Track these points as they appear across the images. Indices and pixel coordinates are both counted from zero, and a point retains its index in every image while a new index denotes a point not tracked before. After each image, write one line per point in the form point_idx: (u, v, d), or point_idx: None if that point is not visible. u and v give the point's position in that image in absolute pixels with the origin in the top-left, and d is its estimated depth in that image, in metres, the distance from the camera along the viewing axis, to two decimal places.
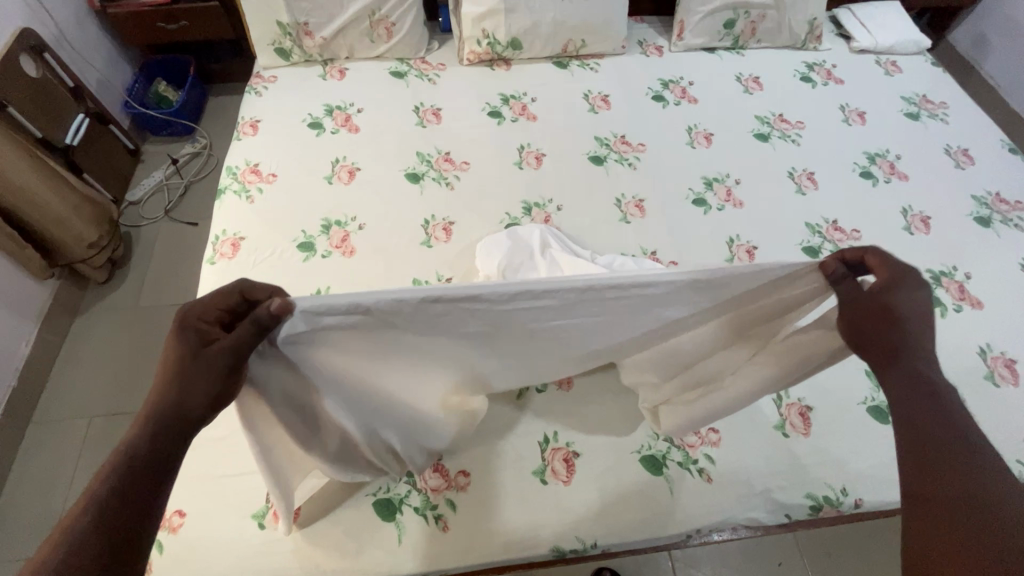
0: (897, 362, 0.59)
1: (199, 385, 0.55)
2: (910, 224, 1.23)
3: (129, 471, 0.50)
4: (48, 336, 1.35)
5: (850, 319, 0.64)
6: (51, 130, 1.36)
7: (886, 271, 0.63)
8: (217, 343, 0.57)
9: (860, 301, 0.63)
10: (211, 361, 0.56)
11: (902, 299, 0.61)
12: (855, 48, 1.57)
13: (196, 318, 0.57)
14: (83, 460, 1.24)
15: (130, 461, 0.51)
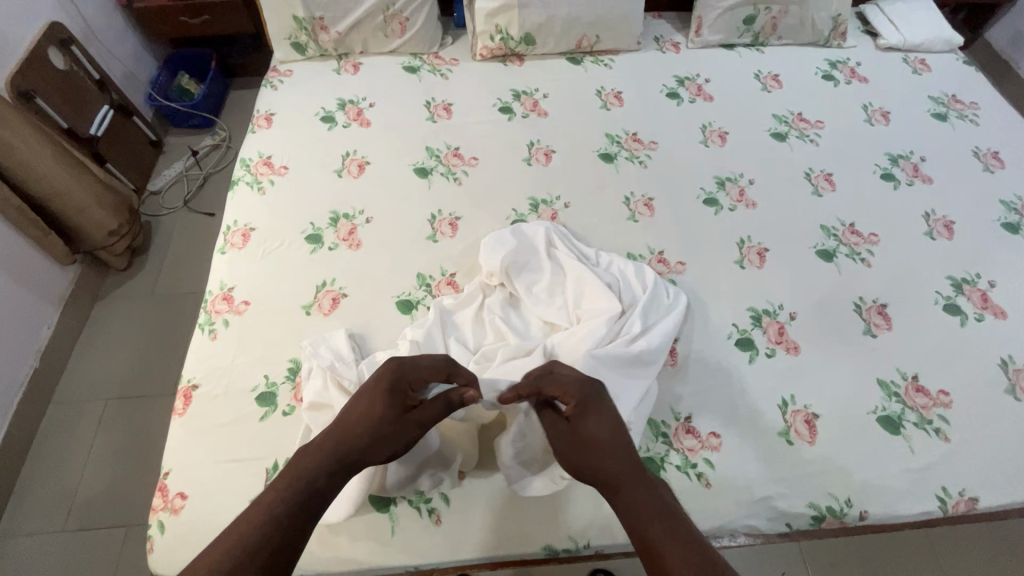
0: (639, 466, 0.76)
1: (379, 440, 0.76)
2: (931, 229, 1.18)
3: (309, 485, 0.69)
4: (70, 320, 1.40)
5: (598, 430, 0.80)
6: (77, 121, 1.41)
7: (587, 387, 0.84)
8: (416, 414, 0.79)
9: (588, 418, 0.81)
10: (406, 425, 0.78)
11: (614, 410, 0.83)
12: (881, 45, 1.51)
13: (420, 371, 0.81)
14: (98, 441, 1.28)
15: (314, 479, 0.70)
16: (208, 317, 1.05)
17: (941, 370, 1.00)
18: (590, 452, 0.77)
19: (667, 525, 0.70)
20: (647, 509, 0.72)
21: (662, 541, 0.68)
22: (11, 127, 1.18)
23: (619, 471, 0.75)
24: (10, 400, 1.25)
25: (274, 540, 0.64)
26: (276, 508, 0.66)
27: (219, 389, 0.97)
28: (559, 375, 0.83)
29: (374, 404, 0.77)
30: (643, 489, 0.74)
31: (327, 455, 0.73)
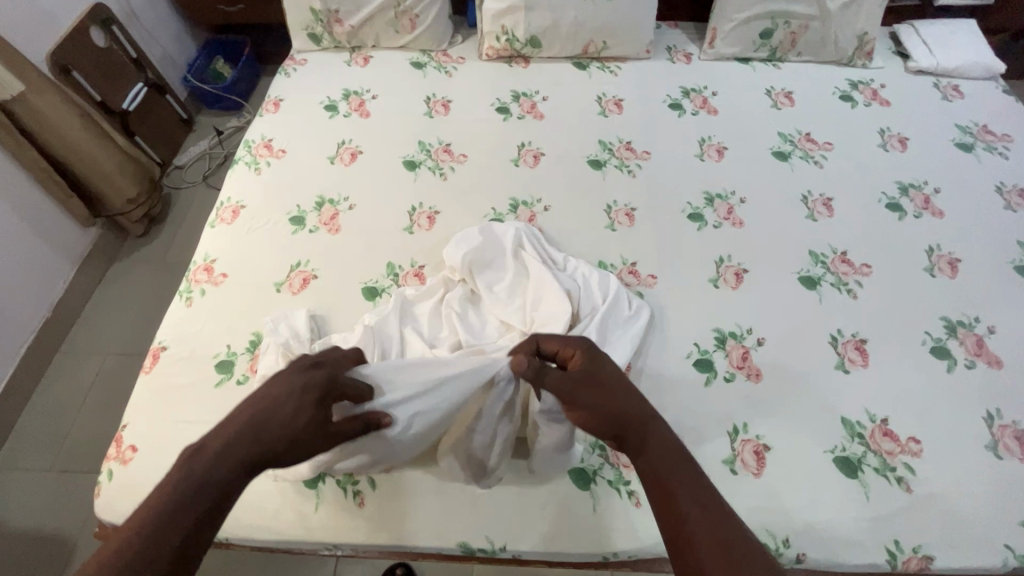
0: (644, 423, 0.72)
1: (295, 446, 0.69)
2: (933, 265, 1.10)
3: (219, 477, 0.63)
4: (85, 278, 1.56)
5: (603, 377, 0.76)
6: (110, 96, 1.54)
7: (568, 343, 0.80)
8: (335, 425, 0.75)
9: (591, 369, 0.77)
10: (323, 434, 0.72)
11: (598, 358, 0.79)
12: (911, 68, 1.42)
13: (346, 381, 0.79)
14: (93, 392, 1.44)
15: (227, 474, 0.64)
16: (188, 286, 1.11)
17: (914, 416, 0.93)
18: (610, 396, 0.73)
19: (682, 475, 0.68)
20: (662, 459, 0.70)
21: (680, 489, 0.67)
22: (44, 96, 1.29)
23: (642, 418, 0.72)
24: (22, 342, 1.41)
25: (166, 549, 0.58)
26: (188, 496, 0.61)
27: (185, 353, 1.02)
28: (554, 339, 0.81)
29: (293, 402, 0.70)
30: (659, 437, 0.71)
31: (239, 448, 0.66)
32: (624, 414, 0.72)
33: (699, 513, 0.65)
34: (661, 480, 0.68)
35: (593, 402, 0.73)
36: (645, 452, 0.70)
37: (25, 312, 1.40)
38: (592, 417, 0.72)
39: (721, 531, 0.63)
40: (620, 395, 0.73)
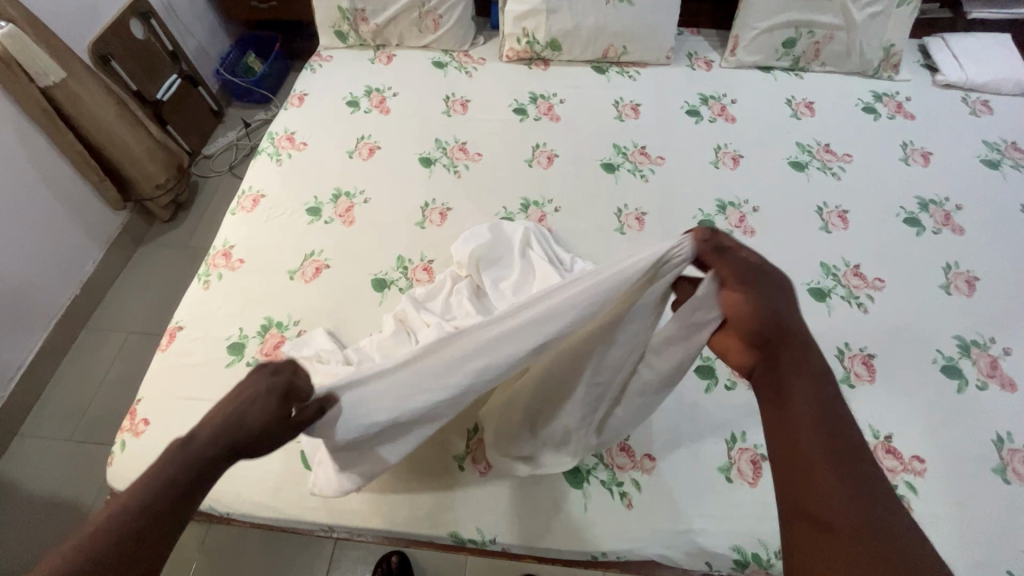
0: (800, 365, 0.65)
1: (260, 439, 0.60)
2: (949, 283, 1.08)
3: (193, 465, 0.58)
4: (113, 259, 1.63)
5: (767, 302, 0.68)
6: (146, 86, 1.62)
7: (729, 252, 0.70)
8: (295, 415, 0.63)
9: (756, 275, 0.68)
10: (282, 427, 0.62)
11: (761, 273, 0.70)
12: (939, 82, 1.39)
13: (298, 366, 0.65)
14: (115, 366, 1.51)
15: (200, 464, 0.58)
16: (206, 270, 1.16)
17: (919, 435, 0.91)
18: (764, 301, 0.66)
19: (816, 399, 0.62)
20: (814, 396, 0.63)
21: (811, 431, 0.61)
22: (82, 83, 1.36)
23: (795, 335, 0.65)
24: (52, 316, 1.49)
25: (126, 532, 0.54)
26: (165, 481, 0.57)
27: (199, 334, 1.06)
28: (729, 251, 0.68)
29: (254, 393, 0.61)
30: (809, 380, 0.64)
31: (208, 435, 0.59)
32: (778, 322, 0.65)
33: (825, 443, 0.60)
34: (797, 401, 0.62)
35: (764, 297, 0.66)
36: (783, 374, 0.64)
37: (55, 288, 1.48)
38: (743, 315, 0.66)
39: (849, 467, 0.59)
40: (773, 301, 0.66)
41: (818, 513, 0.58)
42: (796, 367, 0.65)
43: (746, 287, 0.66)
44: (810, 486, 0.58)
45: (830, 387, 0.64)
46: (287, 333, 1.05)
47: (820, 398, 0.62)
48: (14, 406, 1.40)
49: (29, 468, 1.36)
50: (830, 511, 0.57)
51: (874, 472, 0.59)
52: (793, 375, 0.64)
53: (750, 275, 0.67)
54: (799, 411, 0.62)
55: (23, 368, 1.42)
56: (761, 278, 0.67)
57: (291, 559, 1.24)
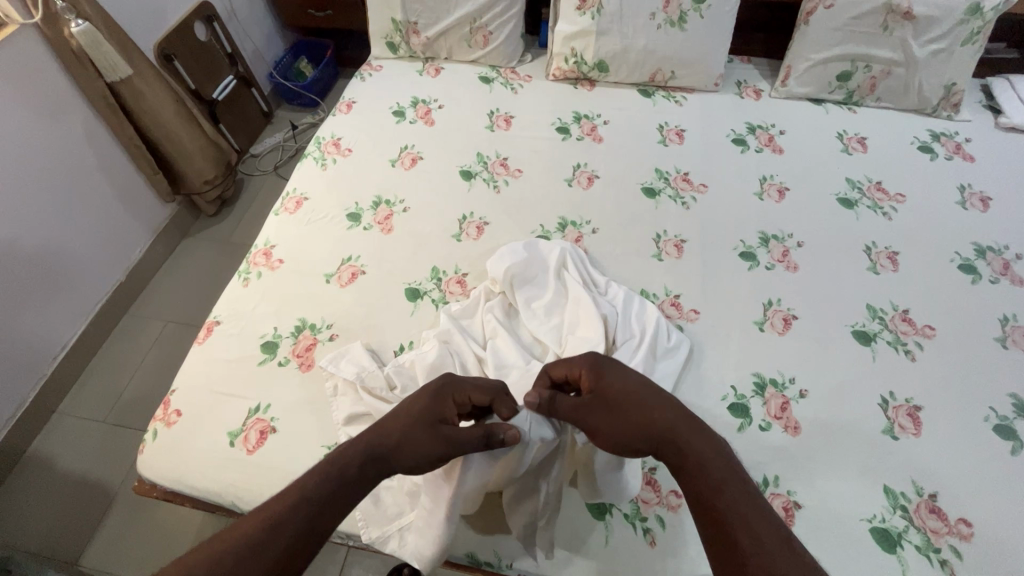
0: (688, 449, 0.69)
1: (413, 445, 0.73)
2: (1007, 336, 1.02)
3: (340, 457, 0.70)
4: (158, 248, 1.69)
5: (620, 416, 0.73)
6: (203, 85, 1.70)
7: (585, 371, 0.78)
8: (451, 429, 0.74)
9: (607, 395, 0.75)
10: (430, 433, 0.73)
11: (610, 378, 0.76)
12: (1002, 124, 1.34)
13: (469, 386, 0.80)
14: (151, 354, 1.56)
15: (346, 470, 0.69)
16: (247, 267, 1.19)
17: (967, 497, 0.86)
18: (625, 407, 0.73)
19: (709, 469, 0.67)
20: (709, 468, 0.67)
21: (732, 511, 0.63)
22: (146, 79, 1.42)
23: (676, 428, 0.70)
24: (97, 302, 1.54)
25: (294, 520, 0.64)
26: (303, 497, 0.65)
27: (237, 329, 1.09)
28: (608, 377, 0.77)
29: (409, 408, 0.76)
30: (700, 448, 0.68)
31: (369, 435, 0.73)
32: (652, 425, 0.71)
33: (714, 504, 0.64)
34: (687, 472, 0.68)
35: (629, 421, 0.72)
36: (672, 454, 0.69)
37: (102, 276, 1.54)
38: (621, 439, 0.72)
39: (753, 527, 0.61)
40: (642, 405, 0.73)
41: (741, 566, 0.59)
42: (691, 455, 0.68)
43: (605, 406, 0.74)
44: (732, 552, 0.60)
45: (717, 447, 0.69)
46: (320, 335, 1.06)
47: (708, 467, 0.67)
48: (54, 384, 1.45)
49: (62, 447, 1.41)
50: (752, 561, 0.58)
51: (768, 513, 0.63)
52: (684, 454, 0.68)
53: (609, 394, 0.75)
54: (693, 481, 0.67)
55: (65, 348, 1.47)
56: (613, 393, 0.75)
57: None
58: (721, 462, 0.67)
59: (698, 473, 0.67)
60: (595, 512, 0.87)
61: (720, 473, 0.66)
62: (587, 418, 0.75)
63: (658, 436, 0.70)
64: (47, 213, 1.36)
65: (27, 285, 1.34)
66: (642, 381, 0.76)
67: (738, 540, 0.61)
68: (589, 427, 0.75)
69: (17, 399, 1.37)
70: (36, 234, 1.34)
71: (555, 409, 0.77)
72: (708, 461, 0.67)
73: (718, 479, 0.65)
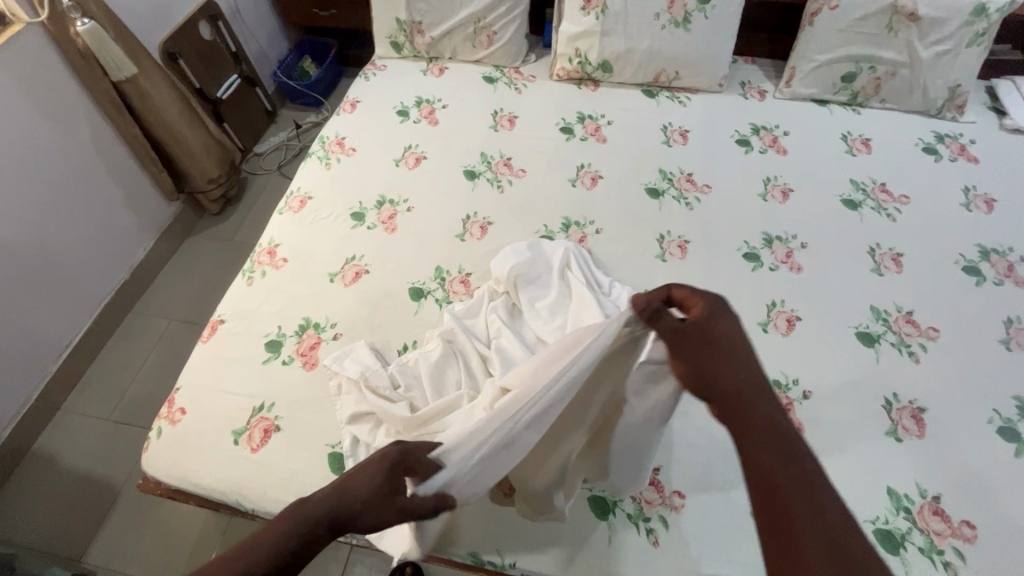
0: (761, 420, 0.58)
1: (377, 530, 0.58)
2: (1010, 338, 1.02)
3: (297, 531, 0.56)
4: (162, 246, 1.70)
5: (709, 362, 0.62)
6: (208, 84, 1.71)
7: (701, 306, 0.65)
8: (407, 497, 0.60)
9: (709, 336, 0.63)
10: (394, 509, 0.58)
11: (723, 325, 0.63)
12: (1007, 126, 1.34)
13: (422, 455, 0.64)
14: (155, 352, 1.56)
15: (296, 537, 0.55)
16: (251, 266, 1.19)
17: (970, 499, 0.86)
18: (719, 358, 0.62)
19: (780, 445, 0.57)
20: (779, 444, 0.57)
21: (795, 489, 0.54)
22: (151, 79, 1.43)
23: (754, 394, 0.60)
24: (101, 300, 1.55)
25: None
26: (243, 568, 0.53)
27: (241, 328, 1.09)
28: (719, 323, 0.64)
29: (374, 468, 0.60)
30: (775, 423, 0.58)
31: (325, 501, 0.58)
32: (736, 384, 0.60)
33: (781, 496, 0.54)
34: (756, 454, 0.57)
35: (717, 367, 0.62)
36: (744, 426, 0.59)
37: (106, 274, 1.54)
38: (697, 381, 0.63)
39: (819, 513, 0.53)
40: (735, 361, 0.61)
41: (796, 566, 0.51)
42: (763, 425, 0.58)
43: (698, 348, 0.63)
44: (786, 526, 0.53)
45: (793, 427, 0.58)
46: (324, 334, 1.07)
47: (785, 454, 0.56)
48: (58, 381, 1.45)
49: (65, 444, 1.41)
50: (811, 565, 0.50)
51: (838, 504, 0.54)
52: (759, 426, 0.58)
53: (709, 336, 0.63)
54: (758, 464, 0.56)
55: (70, 346, 1.48)
56: (719, 337, 0.63)
57: None
58: (800, 453, 0.56)
59: (766, 443, 0.57)
60: (598, 510, 0.87)
61: (792, 448, 0.57)
62: (677, 349, 0.65)
63: (734, 397, 0.60)
64: (52, 213, 1.36)
65: (32, 283, 1.34)
66: (744, 337, 0.63)
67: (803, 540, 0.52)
68: (676, 355, 0.65)
69: (21, 397, 1.37)
70: (42, 233, 1.35)
71: (656, 321, 0.67)
72: (779, 437, 0.57)
73: (787, 454, 0.56)
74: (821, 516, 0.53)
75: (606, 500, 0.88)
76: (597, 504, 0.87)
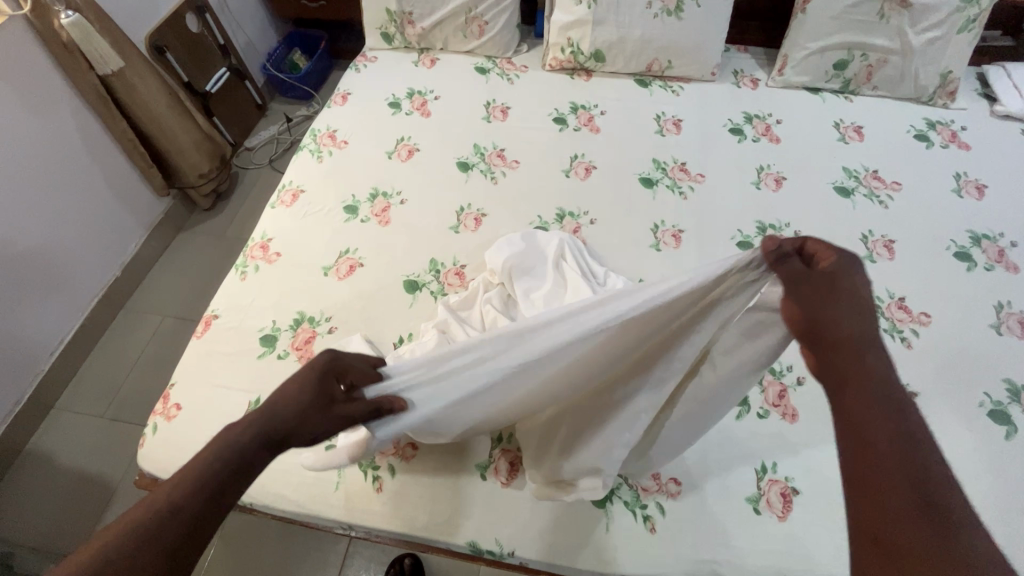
0: (859, 377, 0.53)
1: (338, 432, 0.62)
2: (1001, 323, 1.03)
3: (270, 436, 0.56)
4: (153, 243, 1.68)
5: (825, 312, 0.57)
6: (196, 78, 1.69)
7: (829, 256, 0.59)
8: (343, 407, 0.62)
9: (828, 288, 0.57)
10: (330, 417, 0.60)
11: (846, 279, 0.57)
12: (998, 113, 1.34)
13: (353, 362, 0.67)
14: (147, 350, 1.55)
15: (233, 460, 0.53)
16: (245, 261, 1.18)
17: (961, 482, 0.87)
18: (833, 311, 0.56)
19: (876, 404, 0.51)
20: (878, 403, 0.51)
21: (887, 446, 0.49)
22: (137, 73, 1.41)
23: (858, 348, 0.54)
24: (93, 299, 1.54)
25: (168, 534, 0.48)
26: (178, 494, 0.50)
27: (235, 323, 1.09)
28: (844, 279, 0.57)
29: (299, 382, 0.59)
30: (876, 383, 0.52)
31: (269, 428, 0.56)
32: (843, 338, 0.55)
33: (882, 470, 0.49)
34: (853, 420, 0.52)
35: (831, 318, 0.56)
36: (844, 391, 0.54)
37: (97, 271, 1.53)
38: (806, 328, 0.58)
39: (914, 474, 0.48)
40: (846, 314, 0.56)
41: (888, 541, 0.46)
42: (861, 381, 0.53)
43: (812, 298, 0.58)
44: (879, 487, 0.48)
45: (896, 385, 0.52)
46: (319, 328, 1.06)
47: (892, 427, 0.50)
48: (50, 380, 1.44)
49: (60, 443, 1.40)
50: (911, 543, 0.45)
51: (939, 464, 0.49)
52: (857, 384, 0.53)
53: (845, 285, 0.57)
54: (858, 434, 0.51)
55: (62, 345, 1.47)
56: (840, 289, 0.57)
57: (304, 553, 1.25)
58: (915, 429, 0.50)
59: (861, 398, 0.52)
60: (596, 500, 0.87)
61: (886, 407, 0.51)
62: (792, 290, 0.59)
63: (845, 351, 0.55)
64: (41, 210, 1.35)
65: (23, 282, 1.33)
66: (871, 294, 0.57)
67: (906, 516, 0.46)
68: (793, 300, 0.59)
69: (15, 395, 1.36)
70: (32, 230, 1.33)
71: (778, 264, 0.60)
72: (873, 395, 0.52)
73: (881, 411, 0.51)
74: (913, 476, 0.48)
75: (604, 490, 0.88)
76: (595, 494, 0.88)
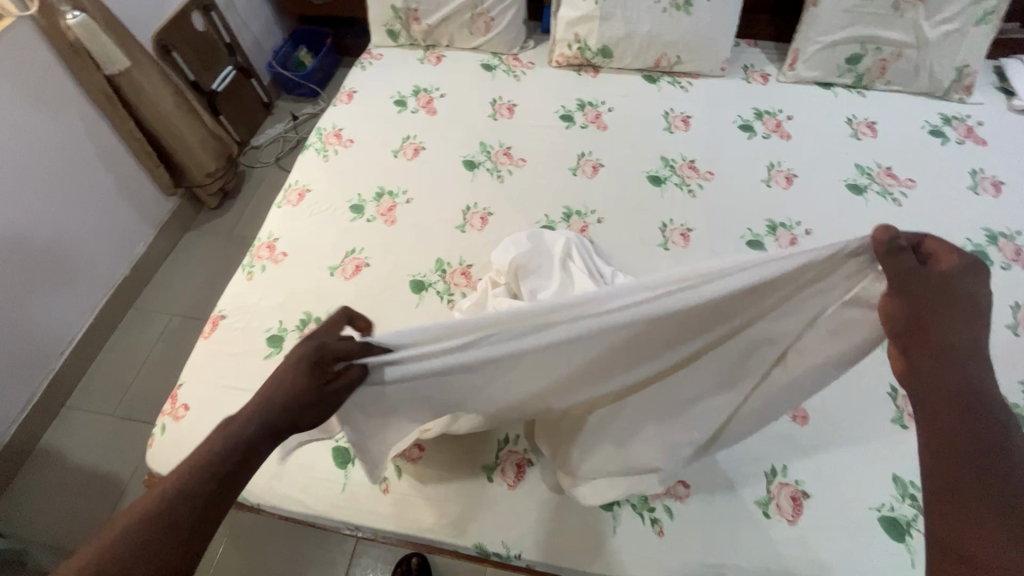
0: (954, 387, 0.55)
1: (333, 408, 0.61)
2: (1017, 323, 1.01)
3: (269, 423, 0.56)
4: (160, 242, 1.69)
5: (940, 315, 0.57)
6: (202, 76, 1.69)
7: (953, 259, 0.58)
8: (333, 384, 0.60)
9: (946, 292, 0.57)
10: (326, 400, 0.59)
11: (966, 288, 0.57)
12: (1015, 107, 1.31)
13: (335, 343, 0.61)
14: (156, 349, 1.56)
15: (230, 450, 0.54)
16: (251, 260, 1.18)
17: None
18: (947, 317, 0.57)
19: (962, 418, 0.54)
20: (966, 416, 0.54)
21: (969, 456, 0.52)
22: (144, 72, 1.41)
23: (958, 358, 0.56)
24: (102, 298, 1.55)
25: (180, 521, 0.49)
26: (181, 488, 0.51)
27: (242, 323, 1.09)
28: (965, 288, 0.57)
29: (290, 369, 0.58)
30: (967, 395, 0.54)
31: (260, 421, 0.55)
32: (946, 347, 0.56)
33: (966, 482, 0.52)
34: (938, 438, 0.54)
35: (944, 323, 0.57)
36: (938, 399, 0.55)
37: (106, 271, 1.54)
38: (913, 327, 0.58)
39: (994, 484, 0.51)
40: (959, 321, 0.56)
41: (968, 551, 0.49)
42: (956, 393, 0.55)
43: (927, 299, 0.57)
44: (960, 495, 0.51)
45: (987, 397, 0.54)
46: None
47: (978, 446, 0.52)
48: (60, 379, 1.45)
49: (71, 440, 1.42)
50: (991, 554, 0.48)
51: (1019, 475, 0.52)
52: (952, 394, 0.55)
53: (947, 293, 0.57)
54: (943, 443, 0.54)
55: (72, 344, 1.48)
56: (956, 295, 0.57)
57: (312, 553, 1.26)
58: (999, 443, 0.52)
59: (949, 410, 0.54)
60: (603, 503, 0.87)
61: (973, 419, 0.53)
62: (894, 285, 0.58)
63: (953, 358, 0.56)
64: (50, 211, 1.36)
65: (33, 282, 1.34)
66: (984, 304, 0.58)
67: (988, 529, 0.49)
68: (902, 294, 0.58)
69: (26, 394, 1.38)
70: (41, 230, 1.34)
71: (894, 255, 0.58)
72: (961, 407, 0.54)
73: (969, 424, 0.53)
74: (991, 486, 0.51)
75: None
76: None
